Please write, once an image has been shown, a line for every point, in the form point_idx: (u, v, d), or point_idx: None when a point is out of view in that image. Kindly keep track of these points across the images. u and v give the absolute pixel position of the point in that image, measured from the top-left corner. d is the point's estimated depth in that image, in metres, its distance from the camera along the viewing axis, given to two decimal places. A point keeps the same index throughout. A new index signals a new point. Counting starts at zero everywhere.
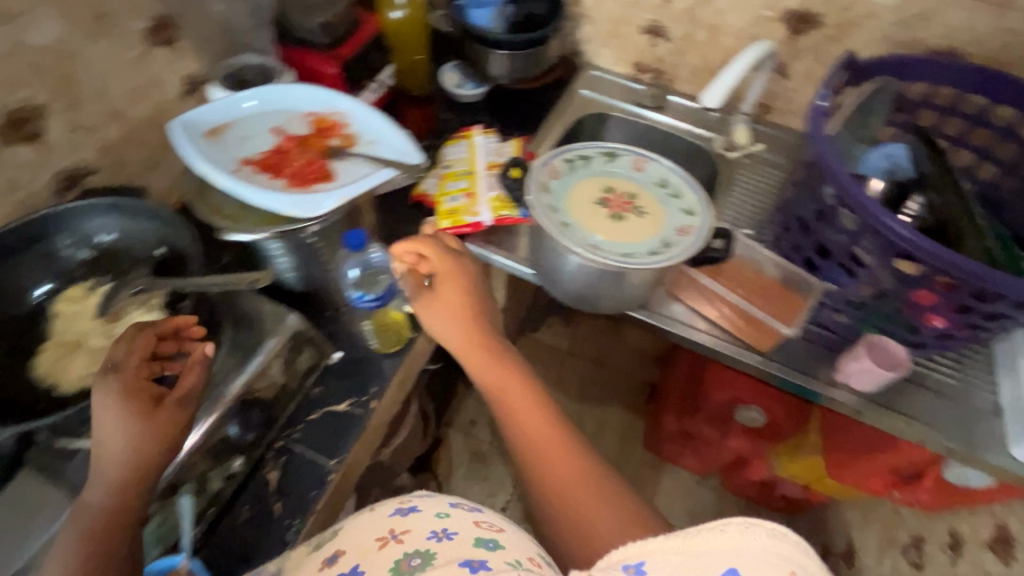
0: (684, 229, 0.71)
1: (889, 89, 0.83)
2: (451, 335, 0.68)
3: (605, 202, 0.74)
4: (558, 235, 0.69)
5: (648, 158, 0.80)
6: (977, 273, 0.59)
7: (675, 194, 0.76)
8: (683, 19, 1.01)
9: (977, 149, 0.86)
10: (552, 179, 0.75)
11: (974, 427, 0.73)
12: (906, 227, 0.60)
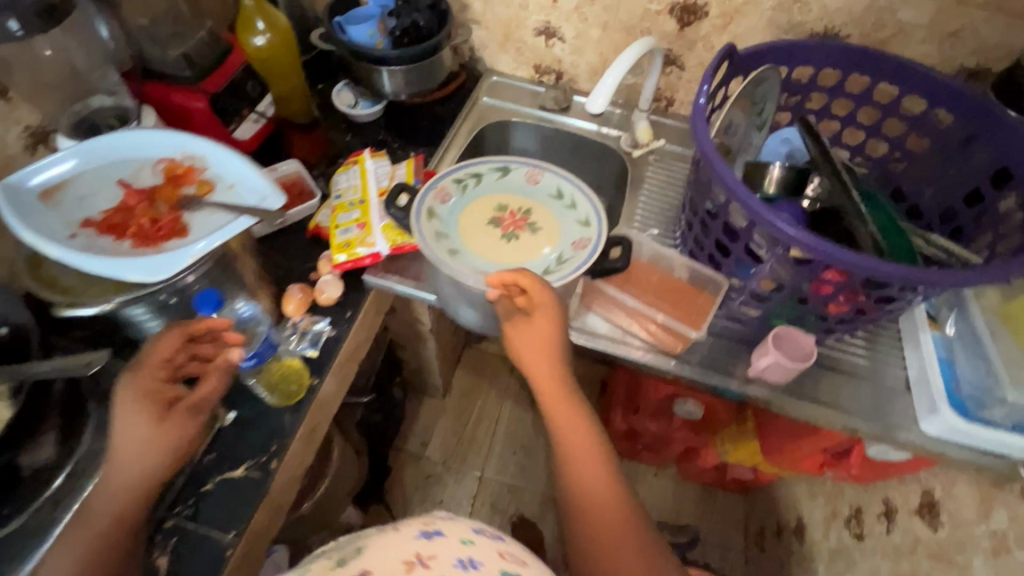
0: (579, 242, 0.69)
1: (778, 76, 0.82)
2: (533, 365, 0.65)
3: (498, 224, 0.71)
4: (448, 266, 0.66)
5: (543, 168, 0.76)
6: (862, 266, 0.58)
7: (571, 205, 0.73)
8: (573, 19, 0.98)
9: (867, 128, 0.87)
10: (441, 204, 0.72)
11: (886, 405, 0.73)
12: (789, 225, 0.59)
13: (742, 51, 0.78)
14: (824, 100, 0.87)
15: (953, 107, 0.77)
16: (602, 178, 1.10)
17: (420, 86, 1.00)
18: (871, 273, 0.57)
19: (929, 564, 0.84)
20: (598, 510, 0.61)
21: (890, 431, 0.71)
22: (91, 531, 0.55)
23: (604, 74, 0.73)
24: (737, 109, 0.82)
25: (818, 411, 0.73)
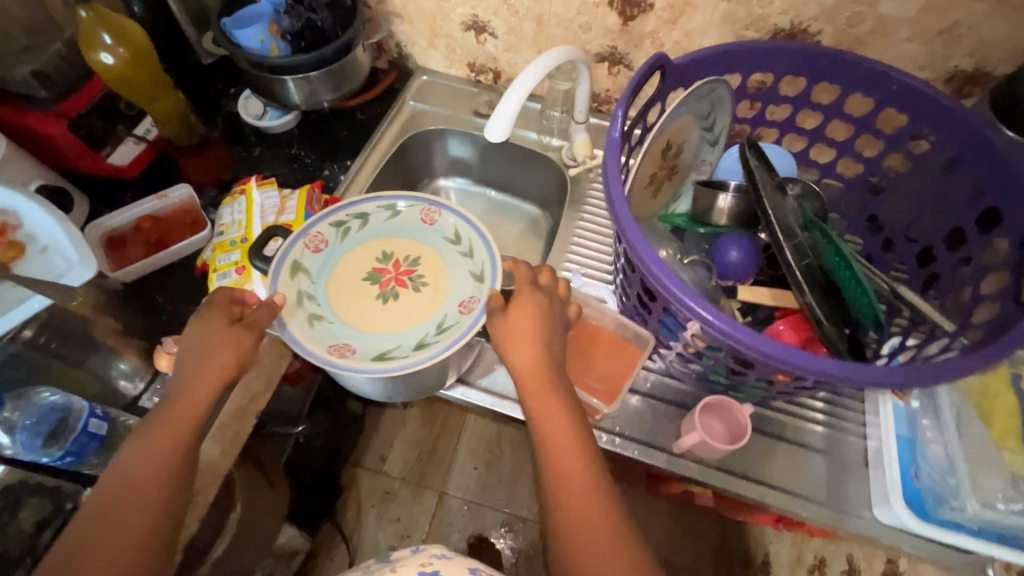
0: (467, 304, 0.60)
1: (727, 87, 0.69)
2: (517, 358, 0.55)
3: (377, 279, 0.63)
4: (304, 337, 0.57)
5: (440, 206, 0.66)
6: (780, 356, 0.48)
7: (465, 254, 0.63)
8: (502, 12, 0.84)
9: (837, 144, 0.73)
10: (312, 254, 0.63)
11: (841, 486, 0.62)
12: (699, 304, 0.49)
13: (678, 60, 0.64)
14: (788, 110, 0.74)
15: (938, 127, 0.63)
16: (547, 191, 0.98)
17: (332, 93, 0.88)
18: (793, 367, 0.48)
19: None
20: (578, 512, 0.51)
21: (839, 518, 0.61)
22: (152, 448, 0.53)
23: (506, 91, 0.62)
24: (675, 129, 0.69)
25: (757, 492, 0.62)
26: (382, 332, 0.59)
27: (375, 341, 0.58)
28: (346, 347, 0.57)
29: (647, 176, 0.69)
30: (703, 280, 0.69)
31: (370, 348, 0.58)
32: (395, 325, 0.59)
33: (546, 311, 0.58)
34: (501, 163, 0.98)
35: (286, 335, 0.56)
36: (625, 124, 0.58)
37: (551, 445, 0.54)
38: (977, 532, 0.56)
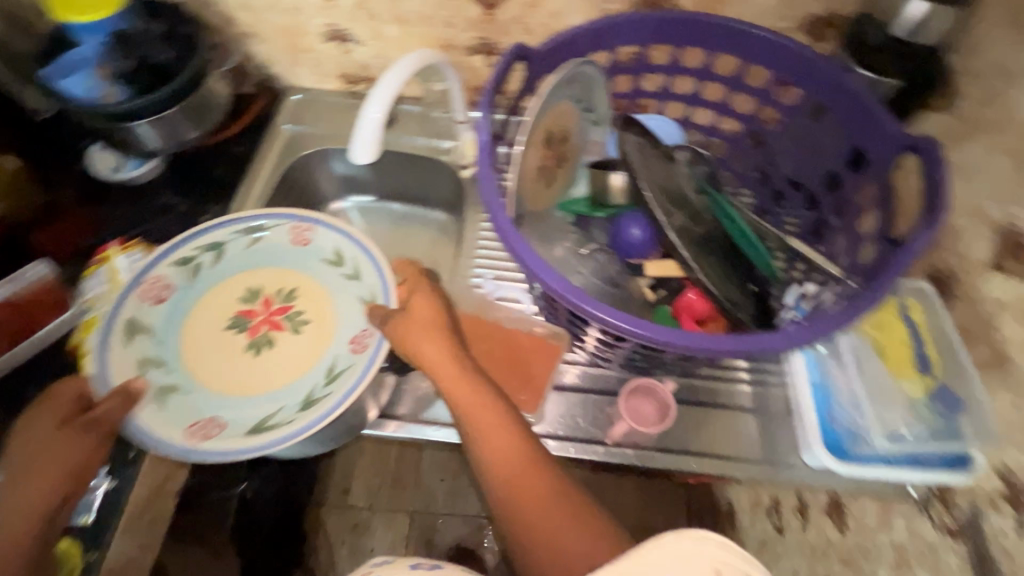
0: (357, 342, 0.64)
1: (598, 67, 0.68)
2: (424, 354, 0.56)
3: (244, 323, 0.67)
4: (158, 418, 0.58)
5: (312, 226, 0.70)
6: (680, 342, 0.50)
7: (349, 277, 0.68)
8: (360, 16, 0.79)
9: (715, 105, 0.74)
10: (156, 305, 0.65)
11: (773, 438, 0.64)
12: (597, 308, 0.50)
13: (540, 47, 0.62)
14: (661, 79, 0.74)
15: (800, 78, 0.64)
16: (450, 194, 0.94)
17: (194, 130, 0.80)
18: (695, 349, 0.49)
19: None
20: (507, 462, 0.51)
21: (774, 471, 0.62)
22: None
23: (364, 107, 0.58)
24: (553, 117, 0.67)
25: (697, 466, 0.62)
26: (259, 393, 0.62)
27: (253, 405, 0.61)
28: (214, 422, 0.59)
29: (535, 170, 0.67)
30: (605, 266, 0.71)
31: (245, 420, 0.60)
32: (271, 380, 0.63)
33: (434, 302, 0.60)
34: (397, 173, 0.93)
35: (144, 437, 0.56)
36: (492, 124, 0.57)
37: (471, 420, 0.53)
38: (893, 461, 0.58)
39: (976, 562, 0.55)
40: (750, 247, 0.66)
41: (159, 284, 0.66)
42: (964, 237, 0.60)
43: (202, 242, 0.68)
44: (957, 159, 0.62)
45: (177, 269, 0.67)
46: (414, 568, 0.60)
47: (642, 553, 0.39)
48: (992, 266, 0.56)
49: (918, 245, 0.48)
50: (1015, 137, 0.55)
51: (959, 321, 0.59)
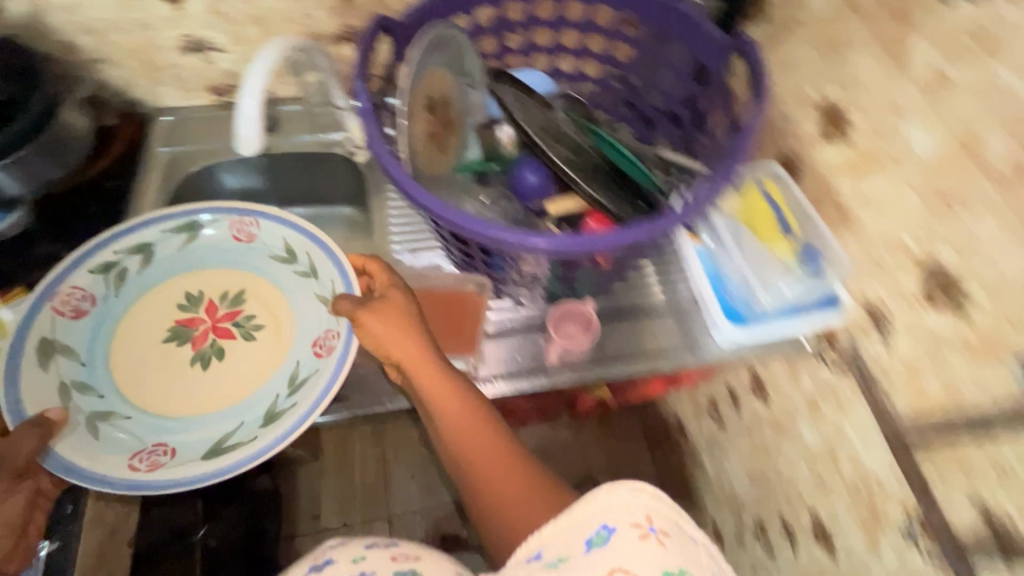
0: (319, 344, 0.63)
1: (461, 32, 0.72)
2: (397, 352, 0.57)
3: (184, 333, 0.66)
4: (90, 449, 0.56)
5: (255, 219, 0.70)
6: (606, 245, 0.55)
7: (302, 273, 0.68)
8: (217, 21, 0.78)
9: (575, 51, 0.80)
10: (77, 319, 0.63)
11: (686, 329, 0.72)
12: (526, 240, 0.54)
13: (401, 19, 0.66)
14: (523, 34, 0.79)
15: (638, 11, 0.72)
16: (351, 187, 0.94)
17: (59, 172, 0.75)
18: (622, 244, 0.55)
19: (776, 436, 0.87)
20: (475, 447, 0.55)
21: (693, 356, 0.70)
22: None
23: (239, 103, 0.58)
24: (429, 84, 0.70)
25: (629, 369, 0.69)
26: (211, 410, 0.61)
27: (205, 426, 0.60)
28: (164, 449, 0.58)
29: (423, 135, 0.70)
30: (509, 212, 0.75)
31: (198, 443, 0.59)
32: (224, 395, 0.62)
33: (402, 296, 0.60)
34: (292, 176, 0.92)
35: (76, 479, 0.53)
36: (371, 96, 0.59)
37: (447, 419, 0.56)
38: (783, 318, 0.68)
39: (863, 382, 0.65)
40: (627, 161, 0.72)
41: (76, 294, 0.63)
42: (795, 121, 0.71)
43: (122, 245, 0.66)
44: (778, 58, 0.73)
45: (98, 277, 0.65)
46: (368, 548, 0.60)
47: (591, 501, 0.46)
48: (821, 138, 0.67)
49: (755, 121, 0.57)
50: (815, 29, 0.66)
51: (809, 192, 0.70)
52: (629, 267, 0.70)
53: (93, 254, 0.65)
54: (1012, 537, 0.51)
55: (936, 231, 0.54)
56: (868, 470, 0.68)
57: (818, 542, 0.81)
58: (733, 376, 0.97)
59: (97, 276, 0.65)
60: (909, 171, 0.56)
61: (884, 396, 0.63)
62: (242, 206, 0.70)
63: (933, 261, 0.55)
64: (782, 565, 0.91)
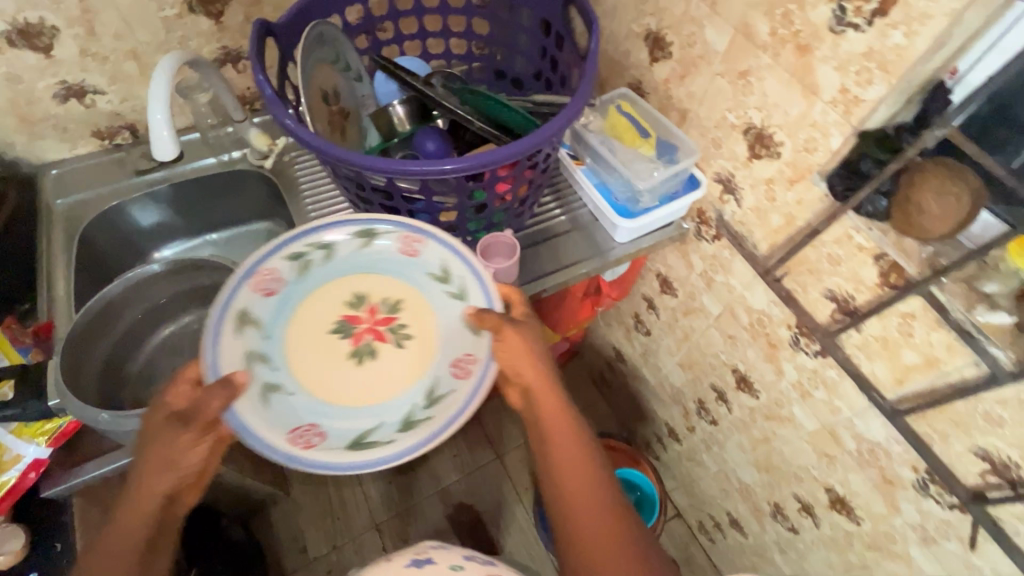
0: (461, 371, 0.66)
1: (335, 28, 0.80)
2: (525, 376, 0.63)
3: (349, 330, 0.69)
4: (261, 415, 0.61)
5: (423, 237, 0.71)
6: (508, 155, 0.66)
7: (453, 295, 0.70)
8: (90, 64, 0.80)
9: (439, 33, 0.92)
10: (264, 298, 0.67)
11: (592, 238, 0.86)
12: (442, 164, 0.63)
13: (280, 22, 0.73)
14: (392, 25, 0.89)
15: None
16: (263, 201, 0.97)
17: None
18: (521, 152, 0.66)
19: (690, 319, 1.02)
20: (572, 483, 0.63)
21: (603, 257, 0.84)
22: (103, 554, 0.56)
23: (149, 113, 0.64)
24: (320, 76, 0.78)
25: (554, 281, 0.81)
26: (359, 407, 0.65)
27: (352, 419, 0.64)
28: (316, 431, 0.62)
29: (325, 122, 0.78)
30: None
31: (345, 435, 0.63)
32: (371, 395, 0.66)
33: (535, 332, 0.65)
34: (201, 201, 0.94)
35: (248, 439, 0.58)
36: (272, 80, 0.65)
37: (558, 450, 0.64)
38: (661, 205, 0.82)
39: (734, 241, 0.82)
40: (508, 109, 0.84)
41: (271, 275, 0.68)
42: (633, 54, 0.87)
43: (313, 238, 0.70)
44: (605, 7, 0.89)
45: (290, 263, 0.69)
46: (466, 560, 0.70)
47: None
48: (653, 60, 0.83)
49: (595, 44, 0.71)
50: None
51: (656, 106, 0.86)
52: (535, 195, 0.82)
53: (291, 243, 0.69)
54: (852, 309, 0.68)
55: (744, 103, 0.71)
56: (757, 311, 0.84)
57: (742, 392, 0.96)
58: (645, 285, 1.12)
59: (289, 260, 0.69)
60: (715, 65, 0.73)
61: (750, 244, 0.79)
62: (415, 222, 0.71)
63: (749, 125, 0.72)
64: (725, 428, 1.06)
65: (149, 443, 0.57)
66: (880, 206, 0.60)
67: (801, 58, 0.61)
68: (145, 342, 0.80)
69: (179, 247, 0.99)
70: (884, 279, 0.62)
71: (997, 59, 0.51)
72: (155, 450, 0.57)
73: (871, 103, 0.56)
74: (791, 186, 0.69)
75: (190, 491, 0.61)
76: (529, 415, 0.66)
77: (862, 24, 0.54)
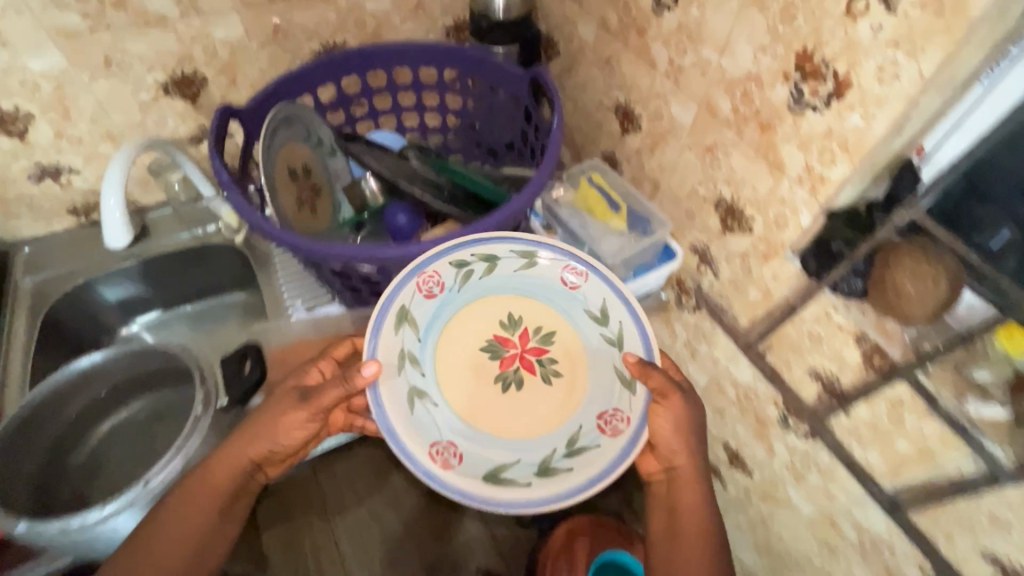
0: (611, 430, 0.65)
1: (305, 107, 0.81)
2: (678, 458, 0.67)
3: (499, 351, 0.71)
4: (409, 420, 0.64)
5: (588, 274, 0.72)
6: None
7: (608, 340, 0.70)
8: (66, 146, 0.81)
9: (414, 109, 0.92)
10: (427, 301, 0.70)
11: None
12: None
13: (246, 105, 0.74)
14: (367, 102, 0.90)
15: (453, 63, 0.86)
16: (239, 271, 0.97)
17: None
18: None
19: None
20: (687, 543, 0.66)
21: None
22: (199, 495, 0.64)
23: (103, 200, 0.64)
24: (287, 153, 0.78)
25: None
26: (501, 437, 0.66)
27: (491, 448, 0.66)
28: (454, 452, 0.64)
29: (292, 198, 0.77)
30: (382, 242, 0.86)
31: (482, 464, 0.64)
32: (515, 424, 0.68)
33: (696, 404, 0.66)
34: (176, 274, 0.94)
35: (394, 445, 0.61)
36: (230, 166, 0.64)
37: (685, 542, 0.66)
38: (635, 276, 0.80)
39: (714, 312, 0.78)
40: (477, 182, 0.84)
41: (435, 278, 0.70)
42: (605, 124, 0.87)
43: (480, 252, 0.72)
44: (578, 80, 0.90)
45: (455, 271, 0.71)
46: None
47: None
48: (624, 132, 0.83)
49: (557, 121, 0.72)
50: (592, 53, 0.84)
51: (630, 176, 0.85)
52: None
53: (460, 252, 0.71)
54: (838, 390, 0.63)
55: (713, 176, 0.69)
56: (743, 385, 0.80)
57: (736, 468, 0.90)
58: None
59: (455, 269, 0.71)
60: (683, 139, 0.72)
61: (730, 316, 0.76)
62: (585, 256, 0.72)
63: (719, 199, 0.70)
64: (721, 506, 0.99)
65: (274, 409, 0.66)
66: (857, 285, 0.57)
67: (764, 135, 0.60)
68: (86, 438, 0.81)
69: (153, 321, 0.97)
70: (868, 361, 0.59)
71: (967, 140, 0.48)
72: (273, 417, 0.66)
73: (836, 182, 0.54)
74: (766, 261, 0.67)
75: (272, 464, 0.69)
76: (663, 500, 0.70)
77: (819, 105, 0.52)
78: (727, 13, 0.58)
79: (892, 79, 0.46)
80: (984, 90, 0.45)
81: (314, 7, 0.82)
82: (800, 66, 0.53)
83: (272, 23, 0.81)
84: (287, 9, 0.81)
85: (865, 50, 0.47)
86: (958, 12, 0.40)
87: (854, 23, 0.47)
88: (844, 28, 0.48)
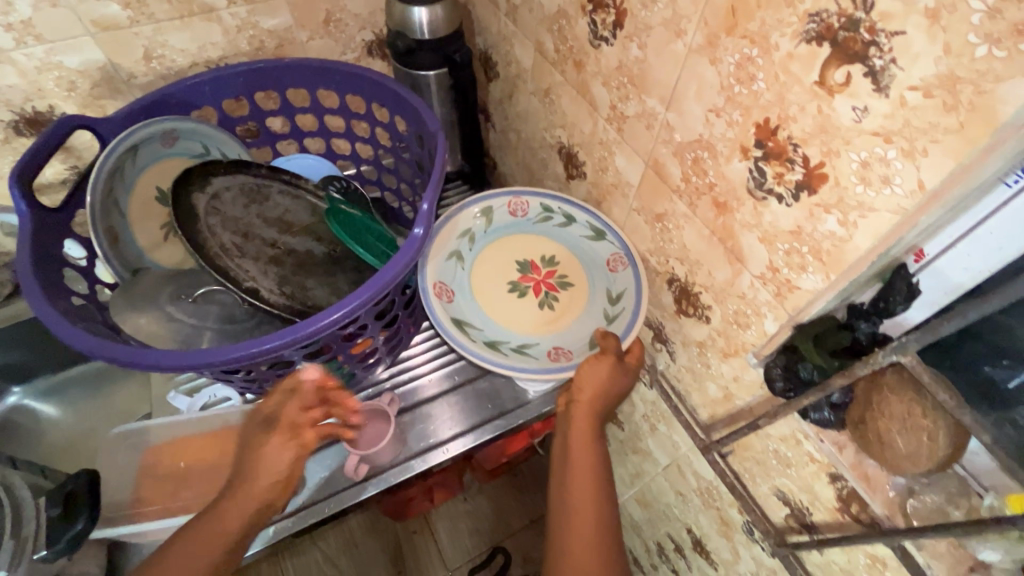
0: (560, 358, 0.62)
1: (205, 122, 0.70)
2: (582, 392, 0.58)
3: (526, 271, 0.69)
4: (436, 259, 0.67)
5: (628, 258, 0.63)
6: (297, 331, 0.49)
7: (605, 317, 0.64)
8: None
9: (344, 135, 0.80)
10: (507, 215, 0.72)
11: (502, 395, 0.71)
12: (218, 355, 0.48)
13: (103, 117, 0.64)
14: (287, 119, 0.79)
15: (364, 91, 0.71)
16: None
17: None
18: (320, 329, 0.49)
19: (636, 459, 0.83)
20: (579, 495, 0.56)
21: (514, 419, 0.69)
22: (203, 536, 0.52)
23: None
24: (160, 173, 0.69)
25: (442, 456, 0.67)
26: (488, 309, 0.66)
27: (477, 311, 0.66)
28: (449, 294, 0.66)
29: (153, 225, 0.70)
30: (230, 306, 0.60)
31: (461, 312, 0.65)
32: (505, 311, 0.66)
33: (615, 372, 0.58)
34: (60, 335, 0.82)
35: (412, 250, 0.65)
36: (28, 209, 0.55)
37: (576, 481, 0.57)
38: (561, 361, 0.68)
39: (671, 397, 0.65)
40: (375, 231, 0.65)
41: (524, 204, 0.72)
42: (549, 164, 0.74)
43: (565, 207, 0.69)
44: (518, 108, 0.75)
45: (541, 209, 0.71)
46: None
47: None
48: (570, 177, 0.70)
49: (438, 169, 0.57)
50: (530, 81, 0.69)
51: None
52: (409, 325, 0.67)
53: (552, 200, 0.70)
54: (810, 523, 0.52)
55: (666, 249, 0.57)
56: (705, 480, 0.68)
57: (699, 556, 0.78)
58: None
59: (543, 209, 0.71)
60: (631, 199, 0.59)
61: (688, 406, 0.63)
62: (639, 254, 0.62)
63: (672, 277, 0.58)
64: None
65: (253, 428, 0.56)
66: (831, 416, 0.44)
67: (720, 217, 0.46)
68: None
69: (40, 388, 0.86)
70: (844, 506, 0.48)
71: (995, 258, 0.34)
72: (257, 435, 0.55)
73: (808, 293, 0.41)
74: (725, 358, 0.54)
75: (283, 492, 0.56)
76: (561, 436, 0.61)
77: (786, 195, 0.39)
78: (674, 57, 0.44)
79: (881, 183, 0.33)
80: (1011, 194, 0.31)
81: (190, 26, 0.68)
82: (761, 141, 0.39)
83: (140, 49, 0.67)
84: (157, 32, 0.67)
85: (844, 138, 0.33)
86: (978, 110, 0.27)
87: (830, 98, 0.33)
88: (817, 102, 0.34)
